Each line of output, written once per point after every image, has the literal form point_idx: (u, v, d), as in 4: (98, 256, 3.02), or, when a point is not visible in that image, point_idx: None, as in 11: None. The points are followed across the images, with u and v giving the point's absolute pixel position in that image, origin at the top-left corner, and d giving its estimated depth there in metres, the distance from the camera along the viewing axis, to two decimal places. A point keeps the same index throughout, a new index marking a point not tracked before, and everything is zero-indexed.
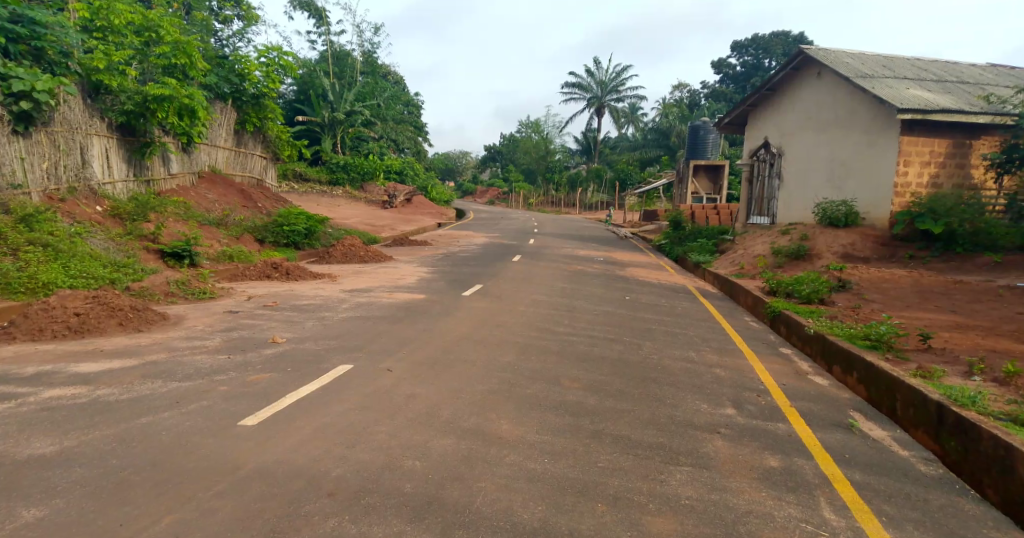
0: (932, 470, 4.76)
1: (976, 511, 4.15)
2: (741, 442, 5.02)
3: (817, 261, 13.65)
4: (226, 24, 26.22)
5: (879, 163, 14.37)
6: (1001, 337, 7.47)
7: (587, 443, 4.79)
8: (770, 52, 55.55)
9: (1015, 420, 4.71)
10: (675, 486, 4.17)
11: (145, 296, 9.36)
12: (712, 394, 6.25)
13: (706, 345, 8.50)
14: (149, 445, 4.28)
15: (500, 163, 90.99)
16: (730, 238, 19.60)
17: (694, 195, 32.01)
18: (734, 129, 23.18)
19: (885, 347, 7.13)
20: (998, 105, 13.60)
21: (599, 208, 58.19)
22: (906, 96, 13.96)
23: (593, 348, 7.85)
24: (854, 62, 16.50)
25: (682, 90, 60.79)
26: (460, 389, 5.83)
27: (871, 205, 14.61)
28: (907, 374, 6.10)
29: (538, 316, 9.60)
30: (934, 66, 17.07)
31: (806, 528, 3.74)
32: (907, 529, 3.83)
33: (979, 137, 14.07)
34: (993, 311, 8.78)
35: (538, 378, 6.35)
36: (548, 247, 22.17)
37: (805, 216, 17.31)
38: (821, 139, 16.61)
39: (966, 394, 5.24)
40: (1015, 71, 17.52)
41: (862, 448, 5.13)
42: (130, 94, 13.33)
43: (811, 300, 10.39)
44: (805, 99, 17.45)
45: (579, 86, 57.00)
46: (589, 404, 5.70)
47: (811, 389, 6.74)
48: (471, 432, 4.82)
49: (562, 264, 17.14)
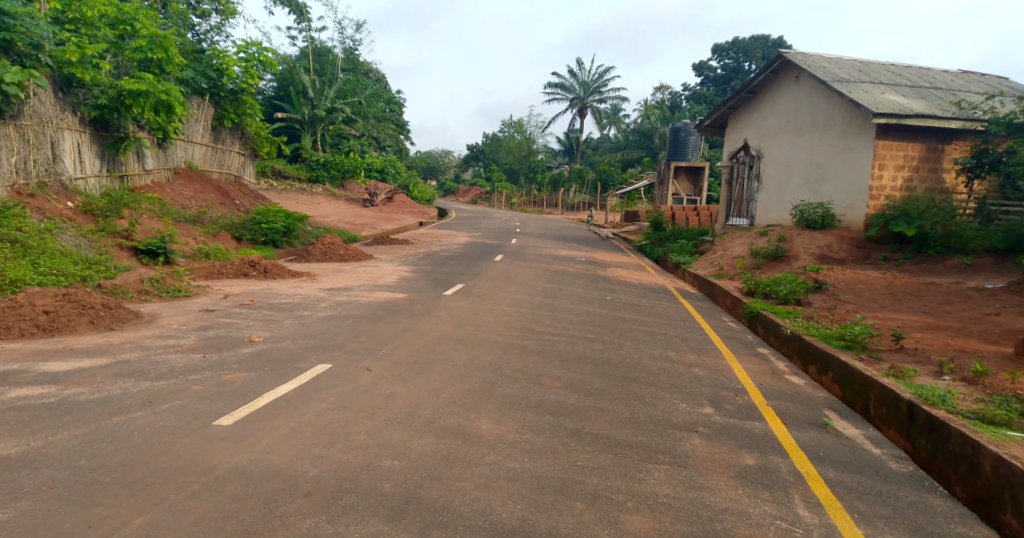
0: (902, 467, 4.86)
1: (943, 506, 4.25)
2: (718, 440, 5.07)
3: (794, 262, 13.87)
4: (204, 18, 25.74)
5: (855, 165, 14.62)
6: (970, 338, 7.63)
7: (566, 442, 4.80)
8: (750, 55, 56.37)
9: (983, 418, 4.83)
10: (653, 484, 4.20)
11: (118, 294, 9.20)
12: (690, 393, 6.31)
13: (685, 345, 8.58)
14: (119, 446, 4.20)
15: (482, 162, 90.97)
16: (709, 238, 19.77)
17: (675, 196, 32.29)
18: (715, 131, 23.39)
19: (859, 347, 7.27)
20: (968, 111, 13.92)
21: (581, 209, 58.50)
22: (883, 100, 14.23)
23: (574, 347, 7.89)
24: (832, 66, 16.76)
25: (665, 92, 61.37)
26: (440, 388, 5.82)
27: (847, 207, 14.87)
28: (880, 373, 6.22)
29: (518, 316, 9.59)
30: (909, 71, 17.39)
31: (781, 525, 3.79)
32: (878, 525, 3.90)
33: (950, 142, 14.35)
34: (961, 313, 8.98)
35: (519, 378, 6.35)
36: (529, 246, 22.31)
37: (784, 218, 17.53)
38: (799, 141, 16.83)
39: (936, 393, 5.36)
40: (986, 77, 17.94)
41: (836, 446, 5.21)
42: (103, 88, 13.11)
43: (788, 301, 10.54)
44: (784, 101, 17.65)
45: (562, 86, 57.11)
46: (569, 403, 5.73)
47: (787, 389, 6.83)
48: (450, 431, 4.81)
49: (545, 263, 17.17)
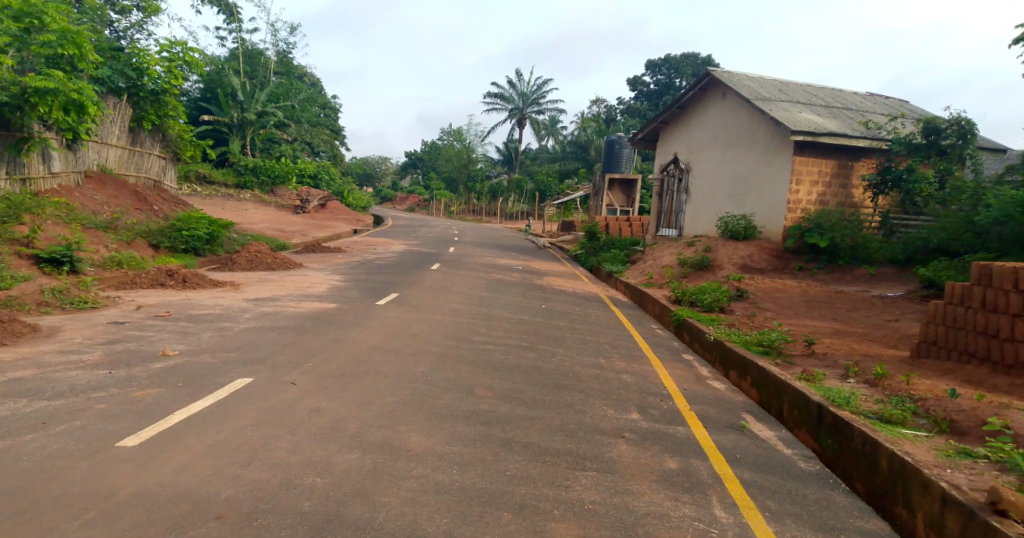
0: (811, 466, 5.14)
1: (845, 501, 4.52)
2: (643, 446, 5.22)
3: (719, 271, 14.45)
4: (124, 14, 24.51)
5: (775, 180, 15.39)
6: (874, 343, 8.16)
7: (495, 452, 4.82)
8: (681, 72, 58.42)
9: (882, 417, 5.18)
10: (579, 492, 4.27)
11: (15, 306, 8.61)
12: (619, 399, 6.46)
13: (615, 352, 8.78)
14: (10, 472, 3.92)
15: (420, 170, 90.34)
16: (641, 248, 20.32)
17: (610, 207, 33.03)
18: (647, 145, 24.12)
19: (775, 352, 7.65)
20: (874, 131, 14.92)
21: (518, 218, 58.95)
22: (799, 119, 15.07)
23: (506, 356, 7.94)
24: (755, 85, 17.61)
25: (601, 105, 62.75)
26: (367, 400, 5.73)
27: (768, 219, 15.62)
28: (793, 377, 6.56)
29: (451, 326, 9.56)
30: (823, 92, 18.49)
31: (698, 527, 3.93)
32: (787, 522, 4.10)
33: (859, 160, 15.33)
34: (868, 319, 9.60)
35: (450, 389, 6.33)
36: (466, 254, 22.31)
37: (710, 229, 18.23)
38: (724, 156, 17.57)
39: (842, 395, 5.70)
40: (891, 100, 19.29)
41: (752, 448, 5.46)
42: (5, 84, 12.28)
43: (713, 308, 10.97)
44: (711, 117, 18.39)
45: (501, 96, 57.49)
46: (500, 413, 5.75)
47: (710, 393, 7.10)
48: (376, 445, 4.74)
49: (481, 272, 17.21)
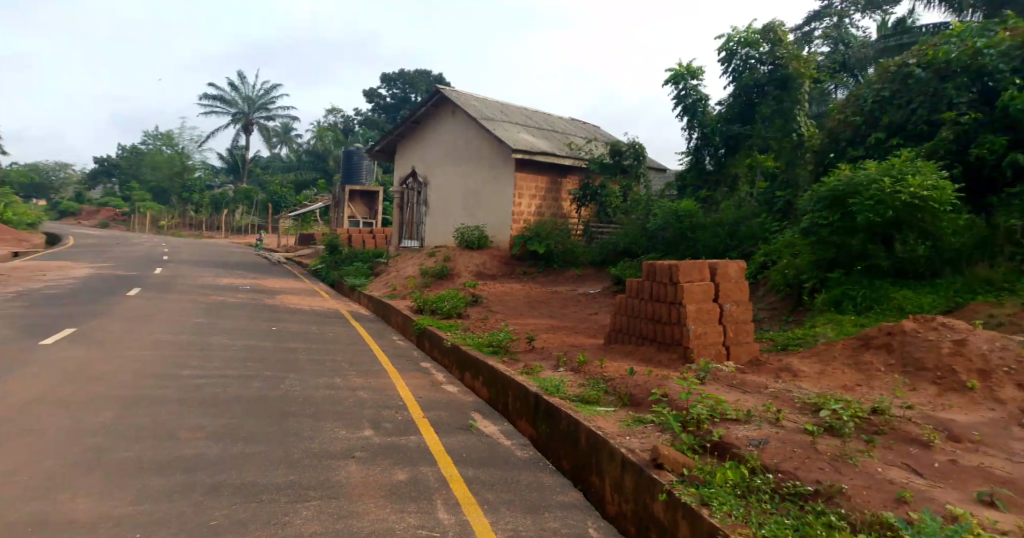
0: (527, 454, 5.60)
1: (553, 481, 5.01)
2: (373, 462, 5.15)
3: (456, 279, 15.10)
4: None
5: (501, 193, 16.63)
6: (579, 334, 9.30)
7: (202, 501, 4.31)
8: (416, 86, 60.09)
9: (582, 399, 5.86)
10: (299, 524, 4.03)
11: None
12: (351, 418, 6.31)
13: (351, 369, 8.58)
14: None
15: (126, 179, 78.35)
16: (383, 260, 20.31)
17: (351, 219, 32.46)
18: (384, 157, 24.22)
19: (502, 350, 8.22)
20: (577, 152, 17.07)
21: (253, 231, 54.71)
22: (518, 138, 16.53)
23: (226, 389, 7.22)
24: (479, 105, 18.85)
25: (337, 114, 61.36)
26: (29, 468, 4.69)
27: (498, 230, 16.80)
28: (515, 372, 7.11)
29: (159, 361, 8.38)
30: (536, 115, 20.59)
31: (420, 534, 3.98)
32: (503, 511, 4.39)
33: (568, 174, 17.38)
34: (578, 314, 10.88)
35: (150, 436, 5.51)
36: (188, 277, 19.94)
37: (448, 240, 18.98)
38: (456, 170, 18.44)
39: (552, 384, 6.33)
40: (590, 124, 22.28)
41: (477, 445, 5.76)
42: None
43: (448, 315, 11.41)
44: (443, 133, 19.18)
45: (222, 99, 52.68)
46: (212, 454, 5.18)
47: (443, 398, 7.33)
48: (35, 523, 3.88)
49: (203, 296, 15.50)
